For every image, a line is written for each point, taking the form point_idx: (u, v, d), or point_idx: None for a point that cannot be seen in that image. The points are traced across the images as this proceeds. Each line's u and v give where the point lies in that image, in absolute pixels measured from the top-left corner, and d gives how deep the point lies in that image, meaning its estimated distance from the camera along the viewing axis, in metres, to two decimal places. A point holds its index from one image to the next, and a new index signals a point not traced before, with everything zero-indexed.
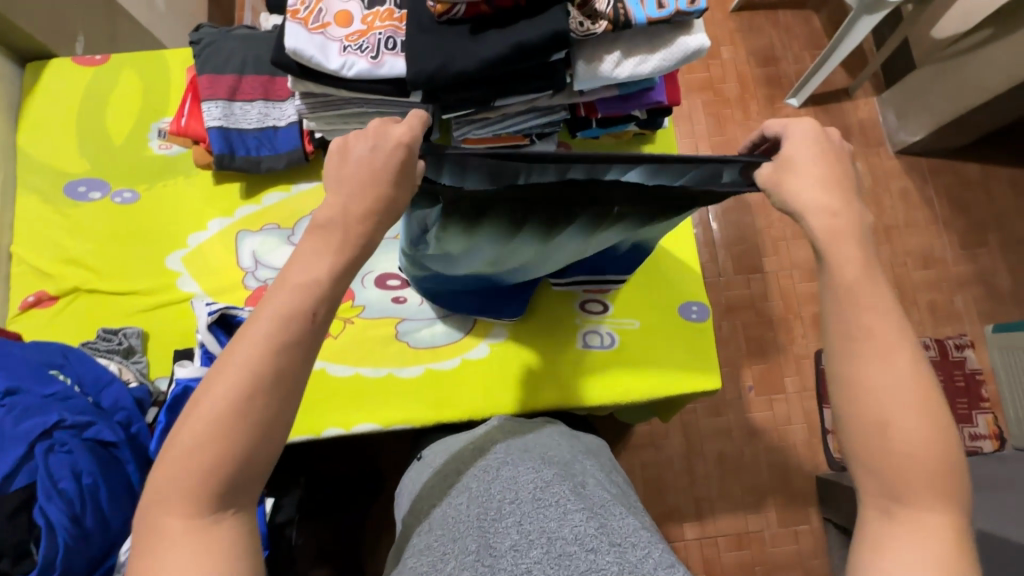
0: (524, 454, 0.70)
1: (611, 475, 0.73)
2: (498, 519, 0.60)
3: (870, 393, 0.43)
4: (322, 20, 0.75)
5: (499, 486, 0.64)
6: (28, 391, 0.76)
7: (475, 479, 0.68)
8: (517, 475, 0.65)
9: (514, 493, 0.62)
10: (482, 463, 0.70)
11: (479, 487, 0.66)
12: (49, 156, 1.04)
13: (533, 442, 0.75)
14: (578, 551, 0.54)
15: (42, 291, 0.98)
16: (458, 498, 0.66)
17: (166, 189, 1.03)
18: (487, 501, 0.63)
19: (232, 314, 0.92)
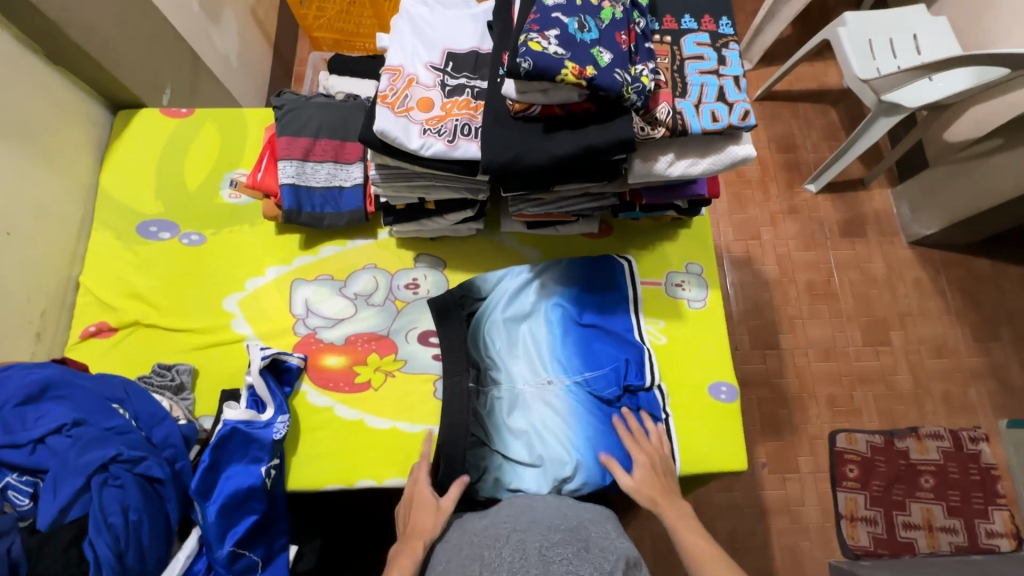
0: (534, 522, 0.77)
1: (618, 538, 0.77)
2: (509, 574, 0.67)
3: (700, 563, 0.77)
4: (406, 104, 0.84)
5: (510, 549, 0.72)
6: (92, 423, 0.79)
7: (485, 545, 0.75)
8: (524, 538, 0.73)
9: (521, 552, 0.70)
10: (493, 533, 0.77)
11: (489, 554, 0.73)
12: (127, 197, 1.12)
13: (543, 512, 0.81)
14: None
15: (104, 322, 1.03)
16: (472, 565, 0.72)
17: (232, 236, 1.10)
18: (499, 566, 0.69)
19: (283, 360, 0.98)
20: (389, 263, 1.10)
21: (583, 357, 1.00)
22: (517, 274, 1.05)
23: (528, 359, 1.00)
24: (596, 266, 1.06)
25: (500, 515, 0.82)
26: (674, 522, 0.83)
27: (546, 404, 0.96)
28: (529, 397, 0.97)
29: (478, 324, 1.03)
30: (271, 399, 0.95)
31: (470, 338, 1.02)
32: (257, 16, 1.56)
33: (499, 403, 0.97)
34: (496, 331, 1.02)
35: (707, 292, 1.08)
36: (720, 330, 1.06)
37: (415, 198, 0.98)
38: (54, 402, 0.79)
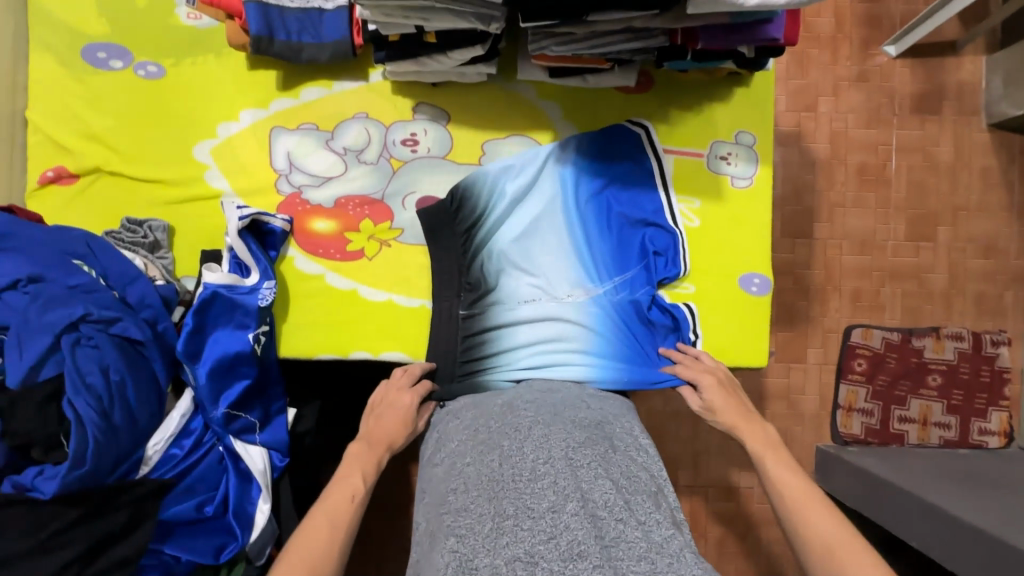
0: (554, 416, 0.69)
1: (639, 435, 0.73)
2: (534, 480, 0.59)
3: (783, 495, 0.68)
4: None
5: (532, 446, 0.63)
6: (53, 280, 0.73)
7: (504, 435, 0.66)
8: (548, 434, 0.65)
9: (547, 453, 0.62)
10: (510, 425, 0.68)
11: (510, 446, 0.64)
12: (64, 12, 0.91)
13: (562, 401, 0.74)
14: (607, 515, 0.57)
15: (62, 167, 0.90)
16: (490, 456, 0.64)
17: (198, 70, 0.92)
18: (520, 463, 0.61)
19: (264, 222, 0.88)
20: (383, 112, 0.93)
21: (604, 256, 0.89)
22: (526, 155, 0.89)
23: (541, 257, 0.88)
24: (619, 149, 0.90)
25: (521, 403, 0.73)
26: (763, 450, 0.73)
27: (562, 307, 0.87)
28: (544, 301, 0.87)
29: (483, 216, 0.89)
30: (255, 263, 0.87)
31: (473, 232, 0.89)
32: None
33: (507, 291, 0.88)
34: (504, 215, 0.89)
35: (756, 169, 0.92)
36: (765, 214, 0.92)
37: (412, 27, 0.78)
38: (7, 255, 0.72)
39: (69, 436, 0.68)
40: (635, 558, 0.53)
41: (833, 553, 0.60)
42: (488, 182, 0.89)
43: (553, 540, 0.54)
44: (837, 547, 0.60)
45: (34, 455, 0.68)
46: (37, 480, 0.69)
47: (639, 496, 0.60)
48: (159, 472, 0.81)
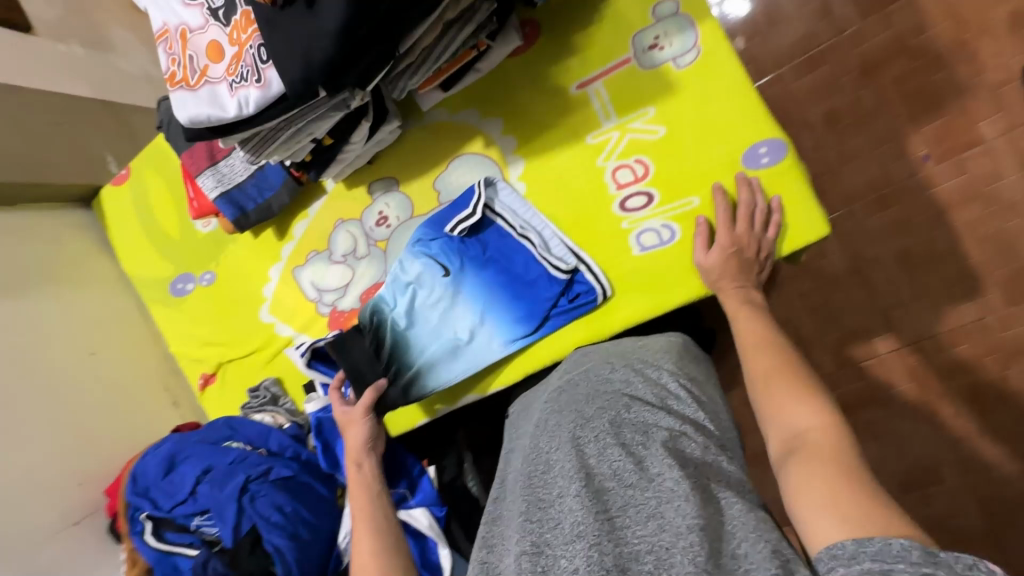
0: (571, 399, 0.70)
1: (669, 386, 0.70)
2: (547, 474, 0.61)
3: (762, 376, 0.62)
4: (199, 68, 0.70)
5: (547, 441, 0.65)
6: (218, 464, 0.97)
7: (528, 437, 0.69)
8: (562, 422, 0.66)
9: (557, 443, 0.63)
10: (535, 423, 0.71)
11: (530, 445, 0.67)
12: (145, 271, 1.22)
13: (580, 377, 0.74)
14: (616, 486, 0.57)
15: (205, 371, 1.20)
16: (518, 461, 0.67)
17: (231, 258, 1.14)
18: (536, 461, 0.64)
19: (321, 346, 1.03)
20: (353, 209, 1.02)
21: (494, 301, 0.87)
22: (397, 266, 0.91)
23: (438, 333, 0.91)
24: (457, 216, 0.86)
25: (546, 397, 0.75)
26: (736, 311, 0.70)
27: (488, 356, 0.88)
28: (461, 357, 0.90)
29: (388, 341, 0.93)
30: (334, 380, 1.03)
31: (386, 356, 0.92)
32: (133, 1, 1.43)
33: (424, 353, 0.91)
34: (395, 305, 0.92)
35: (696, 32, 0.76)
36: (733, 71, 0.75)
37: (309, 144, 0.85)
38: (184, 463, 0.97)
39: (278, 562, 0.92)
40: (642, 520, 0.54)
41: (777, 410, 0.58)
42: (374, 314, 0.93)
43: (559, 526, 0.55)
44: (784, 401, 0.58)
45: None
46: None
47: (652, 451, 0.59)
48: (356, 557, 1.01)
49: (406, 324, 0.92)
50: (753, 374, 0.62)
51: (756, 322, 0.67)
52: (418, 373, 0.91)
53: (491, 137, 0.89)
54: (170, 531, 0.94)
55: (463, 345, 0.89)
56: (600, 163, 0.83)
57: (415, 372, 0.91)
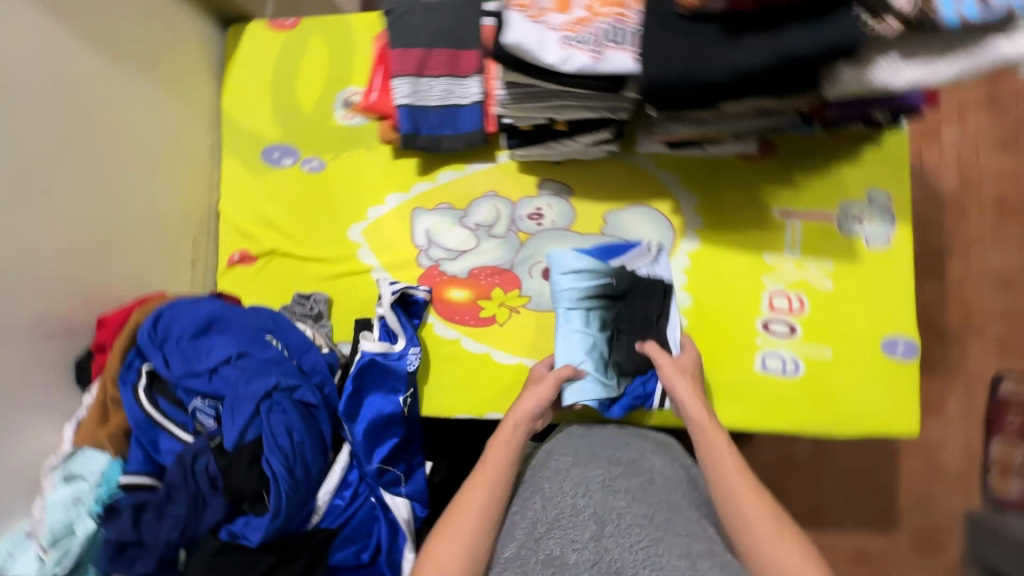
0: (591, 454, 0.80)
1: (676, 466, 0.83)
2: (575, 513, 0.71)
3: (747, 522, 0.67)
4: (542, 7, 0.69)
5: (571, 483, 0.74)
6: (253, 355, 0.84)
7: (546, 475, 0.77)
8: (585, 471, 0.76)
9: (584, 487, 0.73)
10: (550, 465, 0.79)
11: (551, 484, 0.75)
12: (248, 120, 1.10)
13: (598, 444, 0.83)
14: (643, 528, 0.68)
15: (246, 250, 1.07)
16: (534, 499, 0.74)
17: (354, 161, 1.06)
18: (562, 500, 0.72)
19: (411, 294, 0.98)
20: (510, 190, 1.01)
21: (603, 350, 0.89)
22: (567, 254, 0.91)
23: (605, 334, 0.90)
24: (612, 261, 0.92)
25: (558, 444, 0.83)
26: (713, 437, 0.75)
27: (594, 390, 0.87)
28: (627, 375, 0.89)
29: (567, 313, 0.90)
30: (402, 331, 0.97)
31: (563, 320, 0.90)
32: None
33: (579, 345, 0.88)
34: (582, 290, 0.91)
35: (894, 228, 0.88)
36: (906, 272, 0.88)
37: (542, 119, 0.85)
38: (218, 335, 0.83)
39: (270, 492, 0.77)
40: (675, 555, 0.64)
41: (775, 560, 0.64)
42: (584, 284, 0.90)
43: (591, 563, 0.66)
44: (779, 551, 0.64)
45: (243, 507, 0.77)
46: (245, 529, 0.77)
47: (676, 513, 0.72)
48: (327, 521, 0.92)
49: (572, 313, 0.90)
50: (746, 503, 0.69)
51: (732, 459, 0.73)
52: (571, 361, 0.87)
53: (681, 206, 0.95)
54: (165, 399, 0.79)
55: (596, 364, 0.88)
56: (765, 279, 0.91)
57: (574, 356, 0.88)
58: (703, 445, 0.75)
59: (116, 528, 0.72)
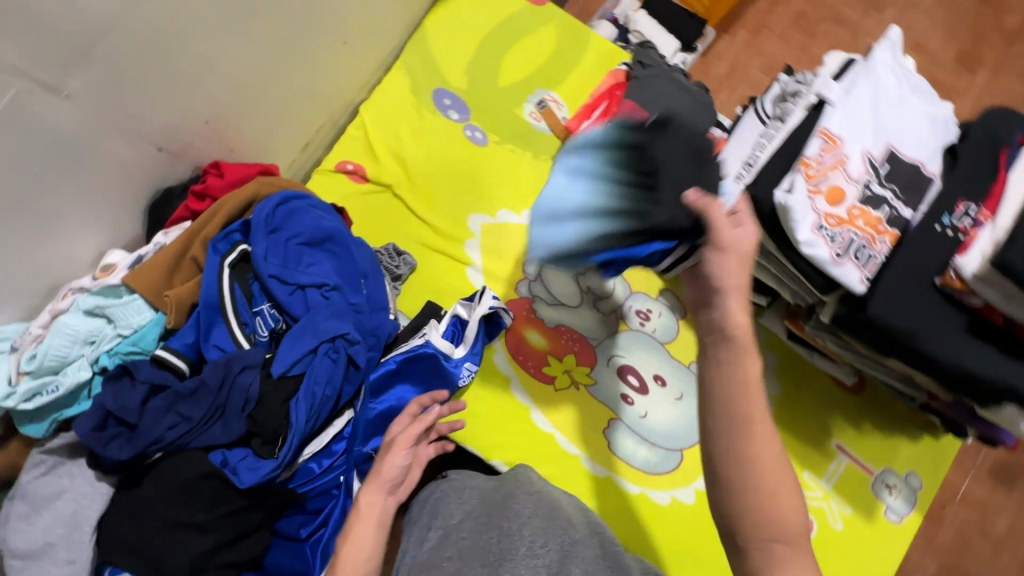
0: (556, 509, 0.75)
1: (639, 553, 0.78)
2: (529, 556, 0.66)
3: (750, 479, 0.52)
4: (820, 186, 0.70)
5: (530, 530, 0.69)
6: (342, 293, 0.75)
7: (509, 511, 0.72)
8: (547, 526, 0.71)
9: (543, 540, 0.68)
10: (513, 505, 0.73)
11: (509, 522, 0.70)
12: (442, 53, 1.02)
13: (559, 502, 0.78)
14: None
15: (362, 166, 0.97)
16: (490, 533, 0.70)
17: (516, 159, 1.01)
18: (517, 544, 0.67)
19: (500, 316, 0.93)
20: (635, 279, 1.02)
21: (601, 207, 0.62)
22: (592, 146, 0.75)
23: (620, 159, 0.62)
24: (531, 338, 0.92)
25: (521, 484, 0.79)
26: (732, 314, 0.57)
27: (575, 199, 0.63)
28: (622, 232, 0.62)
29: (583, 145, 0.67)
30: (470, 341, 0.91)
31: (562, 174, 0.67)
32: None
33: (577, 172, 0.65)
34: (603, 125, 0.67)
35: (910, 512, 0.95)
36: (899, 553, 0.94)
37: None
38: (322, 253, 0.75)
39: (286, 443, 0.69)
40: None
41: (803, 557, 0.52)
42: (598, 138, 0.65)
43: None
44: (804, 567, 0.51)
45: (251, 442, 0.69)
46: (240, 465, 0.69)
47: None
48: (294, 482, 0.82)
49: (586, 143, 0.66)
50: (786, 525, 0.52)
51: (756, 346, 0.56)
52: (559, 186, 0.65)
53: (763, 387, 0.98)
54: (241, 290, 0.69)
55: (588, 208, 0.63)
56: None
57: (555, 214, 0.65)
58: (718, 345, 0.56)
59: (120, 397, 0.60)
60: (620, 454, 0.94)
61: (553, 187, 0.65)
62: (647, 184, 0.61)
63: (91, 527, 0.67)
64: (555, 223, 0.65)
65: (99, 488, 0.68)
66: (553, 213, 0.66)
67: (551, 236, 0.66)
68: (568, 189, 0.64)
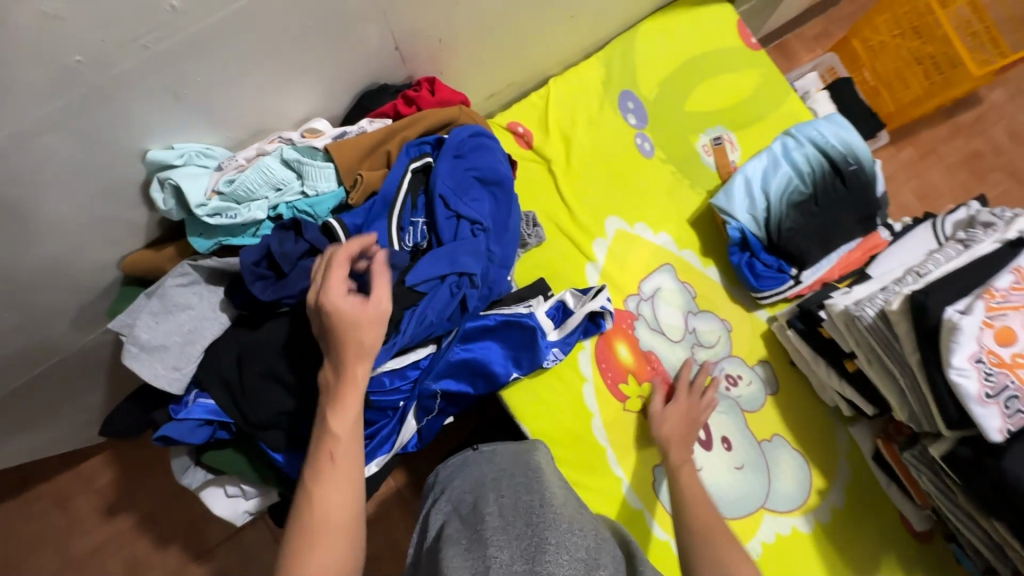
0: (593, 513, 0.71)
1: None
2: (569, 527, 0.61)
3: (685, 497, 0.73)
4: (994, 321, 0.67)
5: (570, 512, 0.66)
6: (487, 237, 0.77)
7: (549, 487, 0.72)
8: (586, 516, 0.67)
9: (585, 523, 0.65)
10: (555, 488, 0.73)
11: (552, 497, 0.69)
12: (644, 59, 1.03)
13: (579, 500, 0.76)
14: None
15: (531, 133, 0.99)
16: (531, 496, 0.69)
17: (672, 181, 1.02)
18: (554, 515, 0.64)
19: (601, 318, 0.93)
20: (742, 339, 0.99)
21: (766, 207, 0.91)
22: (802, 149, 0.92)
23: (810, 187, 0.91)
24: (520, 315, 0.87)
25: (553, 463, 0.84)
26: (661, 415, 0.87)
27: (767, 190, 0.91)
28: (764, 231, 0.91)
29: (797, 150, 0.92)
30: (569, 330, 0.93)
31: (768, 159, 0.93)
32: None
33: (769, 168, 0.92)
34: (808, 143, 0.92)
35: None
36: None
37: (848, 350, 0.83)
38: (485, 193, 0.78)
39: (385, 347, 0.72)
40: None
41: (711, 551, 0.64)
42: (845, 150, 0.92)
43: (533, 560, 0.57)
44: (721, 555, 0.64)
45: None
46: None
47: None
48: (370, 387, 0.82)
49: (788, 153, 0.92)
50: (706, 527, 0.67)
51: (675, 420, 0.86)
52: (758, 168, 0.92)
53: (826, 494, 0.94)
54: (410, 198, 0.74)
55: (758, 198, 0.91)
56: None
57: (747, 182, 0.92)
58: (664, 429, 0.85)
59: (282, 243, 0.64)
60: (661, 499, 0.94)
61: (753, 166, 0.92)
62: (807, 211, 0.90)
63: (203, 346, 0.72)
64: (760, 182, 0.92)
65: (218, 316, 0.73)
66: (744, 183, 0.92)
67: (741, 188, 0.92)
68: (764, 173, 0.92)
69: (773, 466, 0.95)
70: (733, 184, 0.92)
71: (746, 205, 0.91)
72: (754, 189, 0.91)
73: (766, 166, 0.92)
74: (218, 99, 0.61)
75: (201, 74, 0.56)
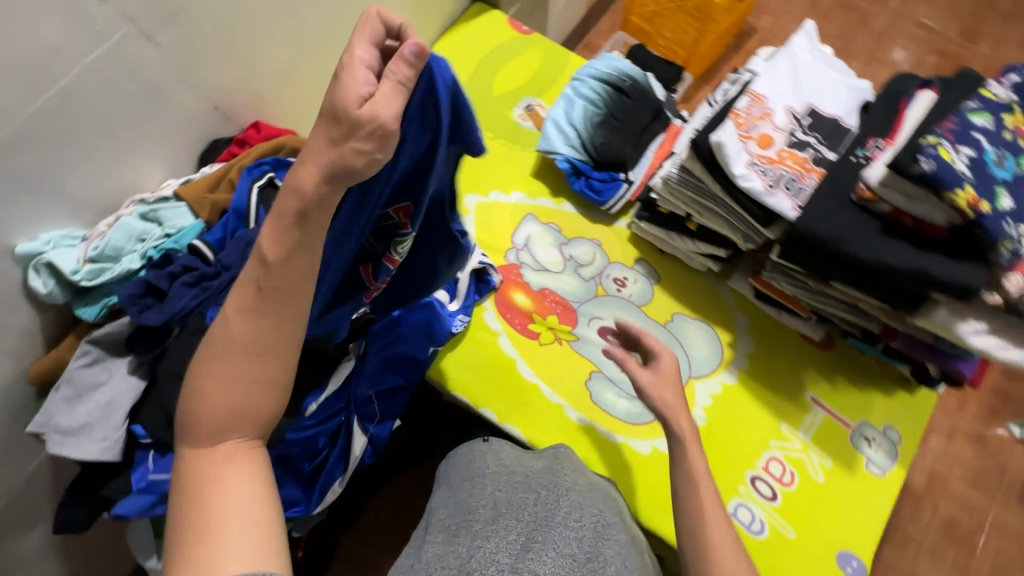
0: (592, 492, 0.75)
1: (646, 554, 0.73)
2: (563, 525, 0.66)
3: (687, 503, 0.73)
4: (749, 132, 0.83)
5: (568, 502, 0.70)
6: None
7: (546, 476, 0.75)
8: (583, 502, 0.71)
9: (580, 512, 0.69)
10: (552, 476, 0.75)
11: (550, 492, 0.71)
12: None
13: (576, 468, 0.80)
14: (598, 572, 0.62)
15: None
16: (526, 493, 0.71)
17: (506, 150, 1.18)
18: (552, 514, 0.68)
19: (488, 273, 1.05)
20: (614, 249, 1.12)
21: (579, 135, 1.09)
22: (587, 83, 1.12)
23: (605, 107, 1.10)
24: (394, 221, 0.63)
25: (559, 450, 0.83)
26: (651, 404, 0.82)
27: (574, 122, 1.09)
28: (587, 153, 1.08)
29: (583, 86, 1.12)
30: (463, 296, 1.03)
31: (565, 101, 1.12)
32: None
33: (569, 107, 1.11)
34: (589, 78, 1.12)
35: (892, 465, 0.97)
36: (884, 507, 0.94)
37: (683, 212, 0.98)
38: None
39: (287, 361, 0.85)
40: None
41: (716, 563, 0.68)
42: (618, 72, 1.12)
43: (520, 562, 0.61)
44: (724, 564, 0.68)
45: None
46: None
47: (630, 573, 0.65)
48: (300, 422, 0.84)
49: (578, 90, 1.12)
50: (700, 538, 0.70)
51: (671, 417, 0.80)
52: (561, 109, 1.11)
53: (737, 344, 1.05)
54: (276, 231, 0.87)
55: (571, 130, 1.09)
56: (771, 442, 0.97)
57: (557, 122, 1.09)
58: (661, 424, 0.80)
59: (157, 271, 0.74)
60: (600, 403, 1.01)
61: (557, 110, 1.10)
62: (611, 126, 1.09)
63: (124, 412, 0.76)
64: (565, 119, 1.10)
65: (131, 380, 0.78)
66: (555, 124, 1.09)
67: (555, 129, 1.09)
68: (567, 111, 1.10)
69: (682, 338, 1.05)
70: (547, 128, 1.09)
71: (565, 139, 1.09)
72: (564, 126, 1.09)
73: (566, 106, 1.11)
74: (68, 181, 0.71)
75: (44, 159, 0.67)
